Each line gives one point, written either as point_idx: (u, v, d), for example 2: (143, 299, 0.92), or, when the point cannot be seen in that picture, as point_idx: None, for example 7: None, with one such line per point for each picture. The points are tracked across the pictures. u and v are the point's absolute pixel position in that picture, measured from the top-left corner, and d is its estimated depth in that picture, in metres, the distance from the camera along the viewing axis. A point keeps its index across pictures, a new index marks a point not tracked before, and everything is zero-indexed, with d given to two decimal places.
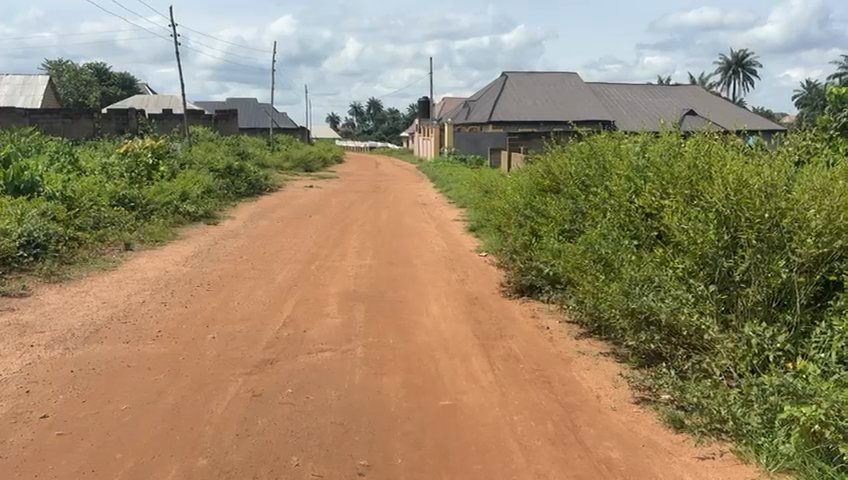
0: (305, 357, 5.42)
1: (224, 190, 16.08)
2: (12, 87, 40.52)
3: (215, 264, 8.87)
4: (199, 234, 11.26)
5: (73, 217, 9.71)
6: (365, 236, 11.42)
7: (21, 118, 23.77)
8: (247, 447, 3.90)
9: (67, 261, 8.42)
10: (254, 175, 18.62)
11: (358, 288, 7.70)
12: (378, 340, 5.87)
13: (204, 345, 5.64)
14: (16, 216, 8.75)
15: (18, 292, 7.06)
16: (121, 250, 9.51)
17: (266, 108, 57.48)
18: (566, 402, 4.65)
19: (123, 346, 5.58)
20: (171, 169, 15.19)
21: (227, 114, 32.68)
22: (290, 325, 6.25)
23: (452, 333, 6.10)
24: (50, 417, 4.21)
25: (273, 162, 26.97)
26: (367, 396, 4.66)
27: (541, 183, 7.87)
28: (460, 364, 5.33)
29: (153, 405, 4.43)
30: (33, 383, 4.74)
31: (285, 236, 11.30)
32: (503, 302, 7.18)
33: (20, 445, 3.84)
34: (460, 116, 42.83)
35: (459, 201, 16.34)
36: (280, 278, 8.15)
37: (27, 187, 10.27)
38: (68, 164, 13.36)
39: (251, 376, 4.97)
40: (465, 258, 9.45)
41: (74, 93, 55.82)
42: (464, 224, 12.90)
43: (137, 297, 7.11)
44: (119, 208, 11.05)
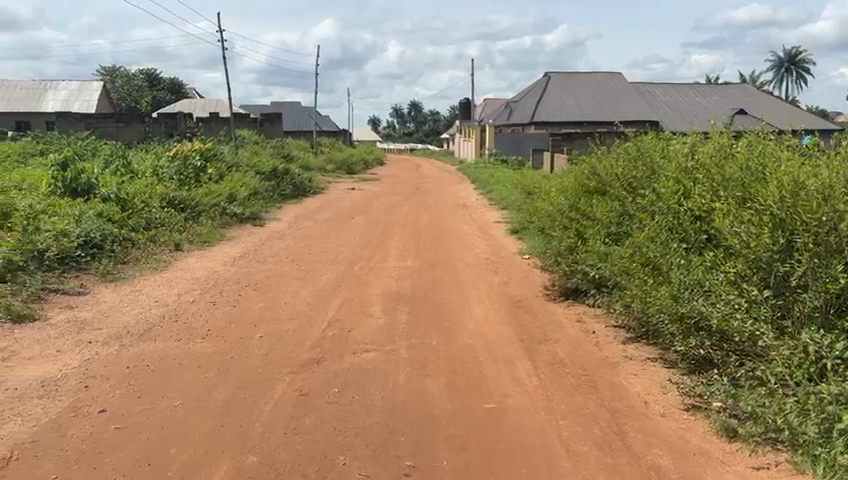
0: (350, 356, 5.48)
1: (270, 192, 16.38)
2: (68, 93, 42.05)
3: (262, 265, 9.04)
4: (246, 235, 11.49)
5: (126, 219, 10.04)
6: (407, 237, 11.48)
7: (76, 124, 24.71)
8: (295, 445, 3.97)
9: (122, 260, 8.69)
10: (298, 177, 18.88)
11: (401, 289, 7.73)
12: (422, 342, 5.89)
13: (252, 344, 5.75)
14: (73, 218, 9.10)
15: (76, 290, 7.32)
16: (172, 250, 9.77)
17: (309, 111, 58.32)
18: (613, 407, 4.58)
19: (175, 344, 5.74)
20: (219, 171, 15.55)
21: (271, 117, 33.16)
22: (335, 325, 6.33)
23: (495, 336, 6.08)
24: (108, 411, 4.36)
25: (316, 165, 27.35)
26: (412, 397, 4.69)
27: (586, 185, 7.77)
28: (504, 367, 5.31)
29: (204, 402, 4.54)
30: (91, 378, 4.91)
31: (329, 237, 11.44)
32: (547, 306, 7.12)
33: (80, 438, 3.98)
34: (502, 117, 42.67)
35: (501, 203, 16.26)
36: (324, 279, 8.26)
37: (84, 190, 10.70)
38: (121, 167, 13.79)
39: (298, 376, 5.05)
40: (507, 261, 9.40)
41: (126, 98, 57.71)
42: (506, 225, 12.84)
43: (187, 296, 7.30)
44: (170, 209, 11.37)
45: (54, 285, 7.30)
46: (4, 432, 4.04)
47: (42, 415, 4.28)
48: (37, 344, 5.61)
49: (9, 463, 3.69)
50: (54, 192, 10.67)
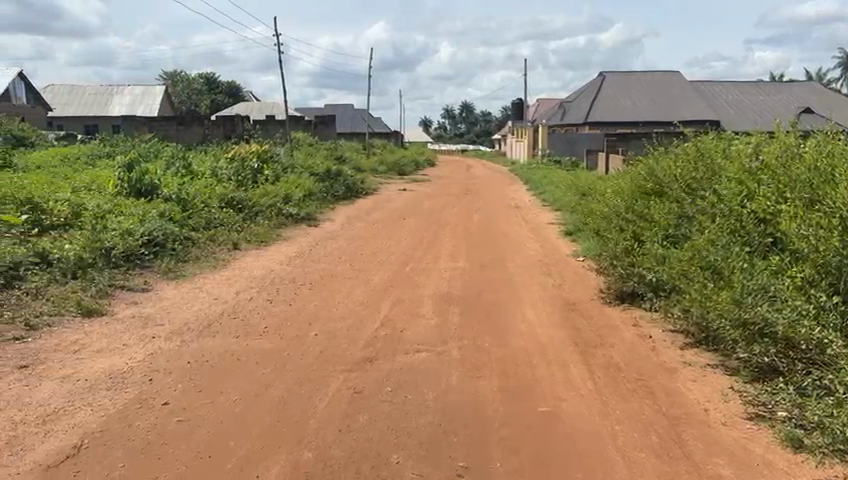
0: (403, 356, 5.51)
1: (323, 193, 16.65)
2: (133, 97, 43.71)
3: (316, 264, 9.20)
4: (300, 235, 11.71)
5: (187, 218, 10.38)
6: (459, 238, 11.47)
7: (140, 128, 25.74)
8: (350, 442, 4.02)
9: (183, 258, 8.99)
10: (351, 179, 19.11)
11: (452, 290, 7.73)
12: (474, 343, 5.87)
13: (308, 342, 5.86)
14: (137, 217, 9.48)
15: (140, 287, 7.61)
16: (230, 249, 10.04)
17: (362, 114, 59.01)
18: (671, 414, 4.46)
19: (234, 341, 5.90)
20: (274, 173, 15.91)
21: (325, 119, 33.66)
22: (387, 325, 6.38)
23: (548, 339, 6.01)
24: (170, 404, 4.52)
25: (369, 166, 27.65)
26: (465, 398, 4.68)
27: (642, 186, 7.65)
28: (558, 370, 5.25)
29: (261, 397, 4.65)
30: (155, 372, 5.09)
31: (381, 237, 11.56)
32: (603, 309, 6.98)
33: (146, 429, 4.14)
34: (555, 117, 42.19)
35: (555, 204, 16.07)
36: (377, 279, 8.33)
37: (148, 190, 11.13)
38: (182, 168, 14.26)
39: (352, 374, 5.12)
40: (561, 263, 9.27)
41: (186, 102, 59.64)
42: (559, 227, 12.69)
43: (245, 294, 7.49)
44: (228, 209, 11.69)
45: (120, 281, 7.61)
46: (75, 421, 4.23)
47: (110, 406, 4.47)
48: (105, 338, 5.86)
49: (81, 450, 3.86)
50: (120, 192, 11.11)
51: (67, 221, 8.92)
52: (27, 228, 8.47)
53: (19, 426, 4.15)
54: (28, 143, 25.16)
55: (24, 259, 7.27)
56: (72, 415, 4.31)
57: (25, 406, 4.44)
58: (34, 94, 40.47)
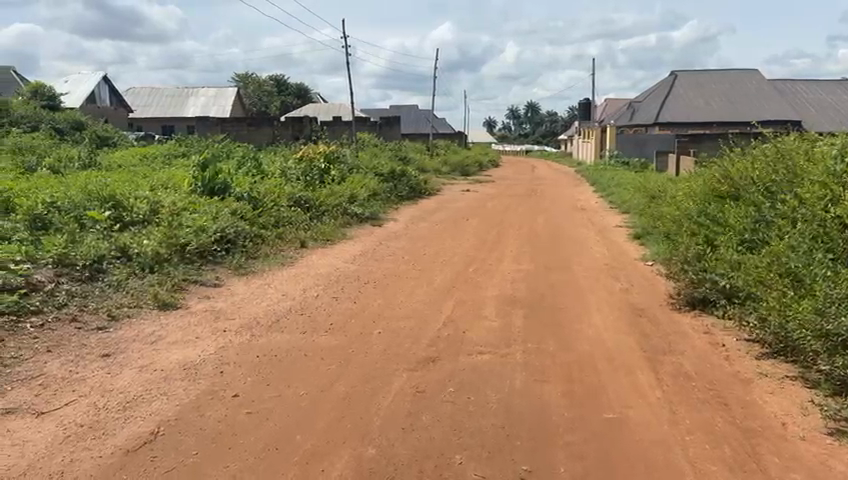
0: (465, 357, 5.51)
1: (387, 193, 16.81)
2: (207, 99, 45.38)
3: (380, 263, 9.31)
4: (365, 234, 11.87)
5: (257, 216, 10.71)
6: (523, 240, 11.36)
7: (213, 128, 26.71)
8: (413, 441, 4.05)
9: (252, 255, 9.27)
10: (414, 179, 19.23)
11: (516, 293, 7.66)
12: (538, 347, 5.80)
13: (371, 340, 5.93)
14: (211, 215, 9.86)
15: (212, 282, 7.90)
16: (297, 247, 10.28)
17: (427, 115, 59.29)
18: (745, 426, 4.29)
19: (300, 336, 6.04)
20: (340, 173, 16.18)
21: (390, 119, 34.00)
22: (450, 325, 6.38)
23: (615, 345, 5.87)
24: (240, 396, 4.67)
25: (432, 166, 27.73)
26: (529, 402, 4.63)
27: (717, 189, 7.47)
28: (625, 376, 5.13)
29: (327, 393, 4.74)
30: (227, 365, 5.27)
31: (443, 238, 11.58)
32: (672, 315, 6.74)
33: (217, 420, 4.29)
34: (623, 117, 41.22)
35: (623, 206, 15.68)
36: (440, 279, 8.36)
37: (220, 189, 11.56)
38: (253, 168, 14.71)
39: (415, 373, 5.15)
40: (629, 267, 9.04)
41: (257, 103, 61.49)
42: (627, 230, 12.40)
43: (311, 291, 7.66)
44: (296, 208, 12.00)
45: (194, 276, 7.91)
46: (152, 409, 4.43)
47: (184, 396, 4.65)
48: (179, 330, 6.11)
49: (157, 437, 4.04)
50: (194, 191, 11.57)
51: (145, 217, 9.33)
52: (110, 223, 8.91)
53: (101, 411, 4.38)
54: (111, 143, 26.51)
55: (107, 253, 7.65)
56: (149, 403, 4.51)
57: (107, 393, 4.68)
58: (116, 96, 42.60)
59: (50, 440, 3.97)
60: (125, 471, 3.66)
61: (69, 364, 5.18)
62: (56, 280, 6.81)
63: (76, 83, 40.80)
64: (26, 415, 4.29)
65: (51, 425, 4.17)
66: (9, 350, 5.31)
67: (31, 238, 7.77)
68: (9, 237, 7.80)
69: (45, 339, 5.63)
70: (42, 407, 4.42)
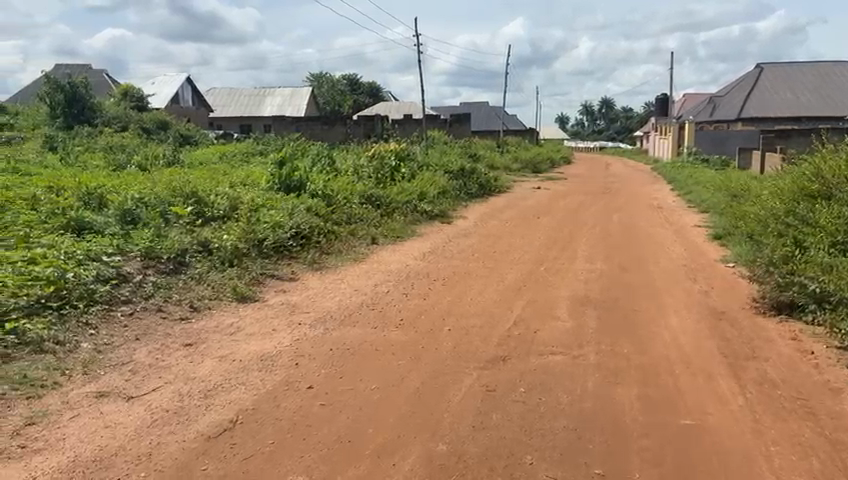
0: (537, 357, 5.45)
1: (457, 190, 16.82)
2: (283, 98, 46.70)
3: (449, 260, 9.34)
4: (435, 231, 11.93)
5: (331, 212, 10.95)
6: (596, 239, 11.13)
7: (289, 127, 27.53)
8: (484, 439, 4.03)
9: (325, 250, 9.50)
10: (484, 176, 19.15)
11: (589, 293, 7.51)
12: (611, 349, 5.66)
13: (441, 337, 5.96)
14: (287, 211, 10.16)
15: (288, 276, 8.15)
16: (369, 243, 10.43)
17: (497, 112, 58.94)
18: (836, 438, 4.05)
19: (371, 331, 6.14)
20: (411, 170, 16.32)
21: (460, 117, 34.01)
22: (521, 324, 6.33)
23: (694, 349, 5.66)
24: (314, 388, 4.79)
25: (503, 163, 27.57)
26: (603, 405, 4.53)
27: (807, 188, 7.18)
28: (703, 382, 4.94)
29: (398, 388, 4.80)
30: (301, 357, 5.43)
31: (514, 236, 11.49)
32: (755, 319, 6.44)
33: (293, 410, 4.42)
34: (703, 113, 39.67)
35: (702, 205, 15.12)
36: (511, 277, 8.30)
37: (295, 186, 11.93)
38: (327, 166, 15.03)
39: (485, 371, 5.14)
40: (709, 269, 8.69)
41: (330, 102, 62.82)
42: (706, 230, 11.94)
43: (382, 287, 7.77)
44: (368, 206, 12.19)
45: (270, 270, 8.18)
46: (232, 397, 4.61)
47: (261, 386, 4.82)
48: (257, 322, 6.33)
49: (236, 425, 4.19)
50: (272, 188, 11.97)
51: (225, 214, 9.71)
52: (192, 218, 9.34)
53: (185, 398, 4.59)
54: (193, 141, 27.72)
55: (190, 247, 8.00)
56: (229, 392, 4.69)
57: (190, 380, 4.91)
58: (198, 97, 44.54)
59: (140, 423, 4.19)
60: (207, 455, 3.82)
61: (155, 352, 5.45)
62: (144, 272, 7.20)
63: (163, 85, 42.90)
64: (118, 399, 4.55)
65: (140, 409, 4.41)
66: (102, 337, 5.64)
67: (122, 232, 8.22)
68: (103, 230, 8.29)
69: (133, 328, 5.95)
70: (132, 391, 4.68)
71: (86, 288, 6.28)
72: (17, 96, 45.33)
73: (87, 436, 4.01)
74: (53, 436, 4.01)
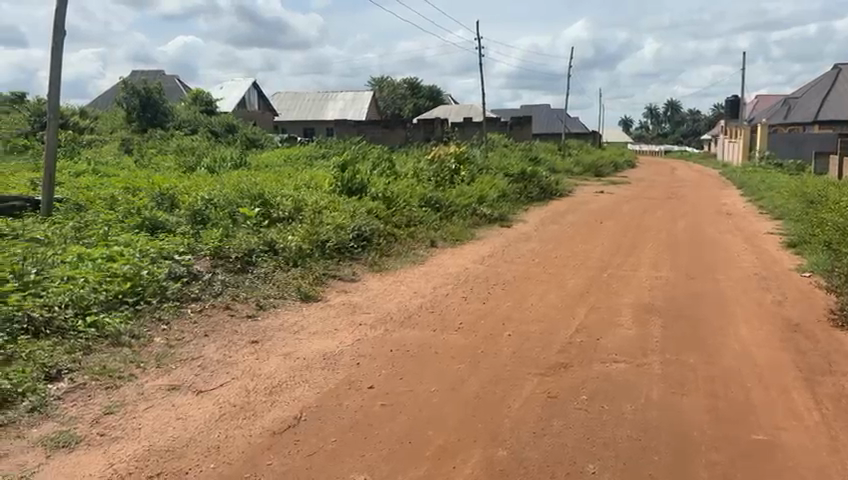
0: (599, 365, 5.35)
1: (518, 193, 16.69)
2: (345, 102, 47.47)
3: (510, 265, 9.27)
4: (494, 235, 11.87)
5: (391, 215, 11.07)
6: (661, 245, 10.84)
7: (351, 130, 27.97)
8: (545, 446, 4.00)
9: (386, 252, 9.61)
10: (546, 179, 18.92)
11: (654, 301, 7.32)
12: (677, 358, 5.51)
13: (502, 342, 5.93)
14: (349, 214, 10.34)
15: (350, 277, 8.28)
16: (428, 245, 10.47)
17: (559, 115, 58.19)
18: None
19: (431, 333, 6.17)
20: (471, 173, 16.31)
21: (521, 119, 33.73)
22: (583, 331, 6.23)
23: (766, 361, 5.44)
24: (375, 388, 4.85)
25: (564, 167, 27.20)
26: (668, 416, 4.41)
27: None
28: (776, 396, 4.74)
29: (458, 391, 4.80)
30: (362, 356, 5.51)
31: (575, 241, 11.31)
32: (833, 333, 6.13)
33: (354, 409, 4.48)
34: (777, 115, 38.07)
35: (775, 211, 14.51)
36: (572, 283, 8.18)
37: (357, 189, 12.13)
38: (387, 169, 15.20)
39: (546, 377, 5.08)
40: (782, 278, 8.34)
41: (391, 105, 63.43)
42: (779, 237, 11.45)
43: (441, 290, 7.79)
44: (428, 209, 12.26)
45: (332, 271, 8.32)
46: (296, 394, 4.72)
47: (324, 384, 4.91)
48: (320, 321, 6.46)
49: (300, 422, 4.30)
50: (334, 191, 12.19)
51: (290, 214, 9.95)
52: (258, 219, 9.62)
53: (251, 393, 4.73)
54: (258, 144, 28.52)
55: (256, 247, 8.24)
56: (293, 389, 4.81)
57: (256, 376, 5.06)
58: (264, 101, 45.84)
59: (209, 417, 4.35)
60: (272, 450, 3.92)
61: (223, 348, 5.64)
62: (214, 271, 7.46)
63: (231, 90, 44.35)
64: (188, 392, 4.73)
65: (209, 403, 4.57)
66: (174, 332, 5.88)
67: (193, 231, 8.55)
68: (175, 229, 8.61)
69: (203, 324, 6.18)
70: (202, 386, 4.85)
71: (159, 285, 6.57)
72: (97, 102, 47.79)
73: (160, 427, 4.19)
74: (130, 425, 4.21)
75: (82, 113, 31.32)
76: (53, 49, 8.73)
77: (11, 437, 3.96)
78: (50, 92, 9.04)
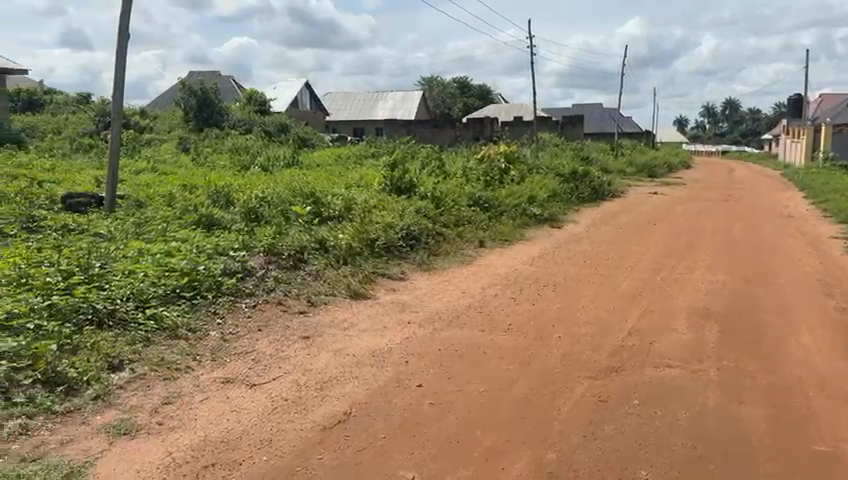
0: (652, 370, 5.23)
1: (568, 193, 16.47)
2: (395, 102, 47.73)
3: (560, 266, 9.16)
4: (544, 236, 11.75)
5: (440, 215, 11.09)
6: (718, 249, 10.52)
7: (401, 130, 28.13)
8: (595, 450, 3.94)
9: (434, 251, 9.62)
10: (597, 180, 18.61)
11: (710, 305, 7.12)
12: (735, 365, 5.34)
13: (551, 344, 5.86)
14: (398, 213, 10.40)
15: (398, 275, 8.33)
16: (477, 245, 10.44)
17: (611, 114, 57.15)
18: None
19: (479, 333, 6.15)
20: (521, 173, 16.18)
21: (572, 119, 33.27)
22: (636, 335, 6.10)
23: (830, 370, 5.22)
24: (424, 387, 4.86)
25: (616, 167, 26.69)
26: (724, 424, 4.28)
27: None
28: (840, 406, 4.54)
29: (506, 392, 4.78)
30: (411, 355, 5.53)
31: (627, 243, 11.09)
32: None
33: (403, 407, 4.51)
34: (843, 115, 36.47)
35: (840, 214, 13.90)
36: (624, 285, 8.02)
37: (406, 188, 12.20)
38: (437, 168, 15.22)
39: (597, 381, 5.00)
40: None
41: (441, 105, 63.49)
42: (845, 242, 10.96)
43: (490, 290, 7.76)
44: (477, 209, 12.23)
45: (381, 270, 8.39)
46: (346, 390, 4.78)
47: (373, 381, 4.96)
48: (369, 319, 6.52)
49: (350, 417, 4.35)
50: (383, 190, 12.29)
51: (340, 213, 10.08)
52: (310, 217, 9.77)
53: (302, 388, 4.81)
54: (310, 143, 28.98)
55: (308, 244, 8.37)
56: (343, 385, 4.87)
57: (307, 372, 5.14)
58: (316, 101, 46.55)
59: (262, 410, 4.45)
60: (322, 445, 3.98)
61: (276, 343, 5.76)
62: (267, 267, 7.61)
63: (284, 90, 45.19)
64: (242, 385, 4.85)
65: (262, 396, 4.67)
66: (229, 327, 6.03)
67: (247, 228, 8.75)
68: (230, 226, 8.84)
69: (256, 319, 6.32)
70: (255, 379, 4.96)
71: (215, 280, 6.75)
72: (157, 102, 49.37)
73: (215, 418, 4.30)
74: (186, 416, 4.34)
75: (142, 113, 32.44)
76: (118, 51, 9.07)
77: (76, 424, 4.14)
78: (114, 93, 9.41)
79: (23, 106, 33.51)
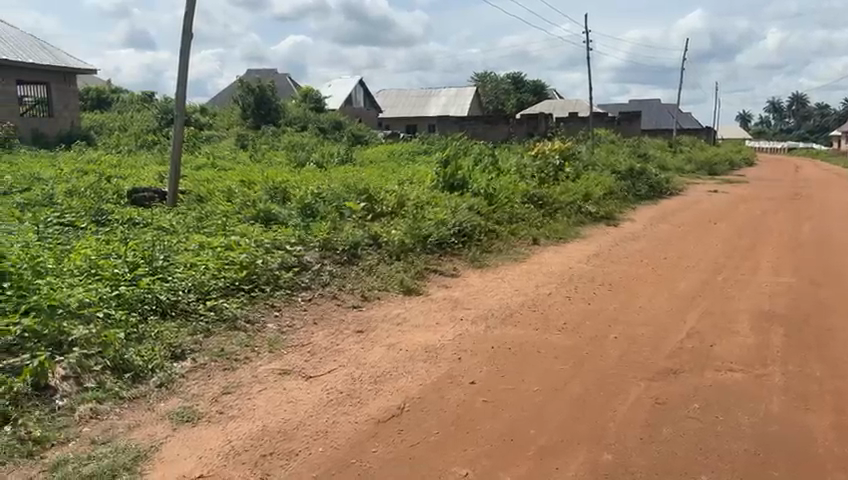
0: (714, 373, 5.07)
1: (625, 191, 16.14)
2: (448, 98, 47.69)
3: (616, 265, 8.99)
4: (600, 234, 11.55)
5: (493, 212, 11.04)
6: (783, 249, 10.12)
7: (453, 126, 28.12)
8: (653, 453, 3.86)
9: (487, 248, 9.58)
10: (655, 177, 18.16)
11: (775, 308, 6.86)
12: (801, 370, 5.13)
13: (608, 344, 5.76)
14: (451, 209, 10.40)
15: (450, 272, 8.33)
16: (530, 243, 10.34)
17: (670, 109, 55.64)
18: None
19: (533, 332, 6.10)
20: (576, 169, 15.94)
21: (629, 115, 32.57)
22: (696, 337, 5.93)
23: None
24: (477, 383, 4.86)
25: (675, 164, 25.98)
26: (790, 430, 4.13)
27: None
28: None
29: (561, 392, 4.73)
30: (464, 352, 5.53)
31: (686, 242, 10.79)
32: None
33: (456, 403, 4.52)
34: None
35: None
36: (683, 286, 7.81)
37: (459, 185, 12.19)
38: (490, 165, 15.14)
39: (655, 383, 4.88)
40: None
41: (494, 101, 63.13)
42: None
43: (544, 288, 7.69)
44: (530, 206, 12.11)
45: (433, 266, 8.40)
46: (399, 385, 4.82)
47: (426, 377, 4.98)
48: (422, 314, 6.55)
49: (403, 412, 4.39)
50: (436, 186, 12.32)
51: (393, 209, 10.15)
52: (363, 213, 9.87)
53: (356, 381, 4.87)
54: (364, 140, 29.29)
55: (361, 239, 8.46)
56: (396, 380, 4.91)
57: (361, 365, 5.20)
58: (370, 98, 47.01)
59: (318, 402, 4.53)
60: (376, 438, 4.03)
61: (330, 336, 5.85)
62: (322, 262, 7.71)
63: (339, 87, 45.81)
64: (298, 377, 4.94)
65: (318, 388, 4.76)
66: (285, 319, 6.15)
67: (302, 223, 8.92)
68: (286, 221, 9.02)
69: (311, 312, 6.44)
70: (311, 372, 5.05)
71: (271, 274, 6.91)
72: (216, 99, 50.79)
73: (273, 409, 4.41)
74: (245, 405, 4.46)
75: (203, 110, 33.45)
76: (181, 51, 9.36)
77: (142, 409, 4.31)
78: (178, 91, 9.72)
79: (92, 105, 35.09)
